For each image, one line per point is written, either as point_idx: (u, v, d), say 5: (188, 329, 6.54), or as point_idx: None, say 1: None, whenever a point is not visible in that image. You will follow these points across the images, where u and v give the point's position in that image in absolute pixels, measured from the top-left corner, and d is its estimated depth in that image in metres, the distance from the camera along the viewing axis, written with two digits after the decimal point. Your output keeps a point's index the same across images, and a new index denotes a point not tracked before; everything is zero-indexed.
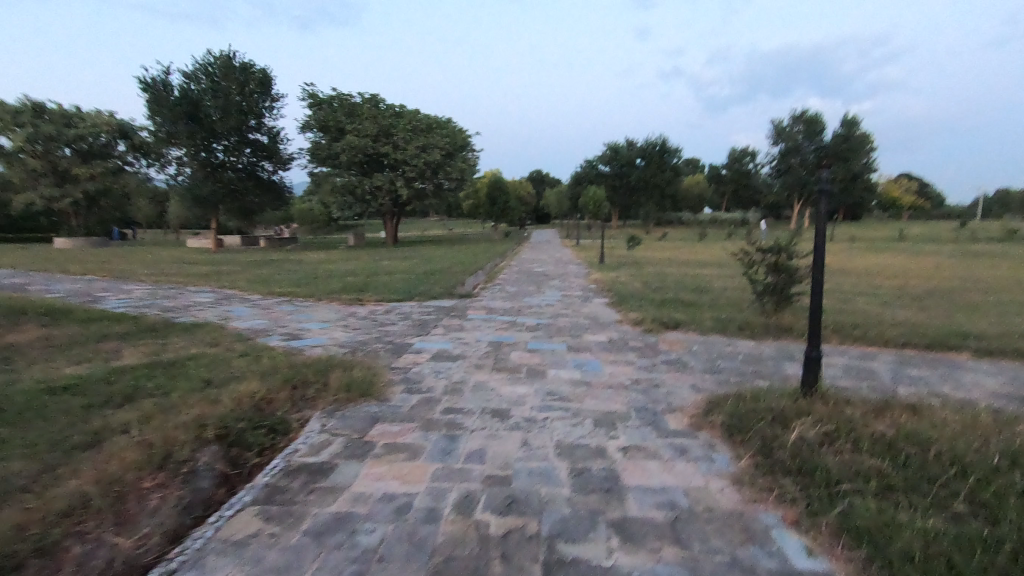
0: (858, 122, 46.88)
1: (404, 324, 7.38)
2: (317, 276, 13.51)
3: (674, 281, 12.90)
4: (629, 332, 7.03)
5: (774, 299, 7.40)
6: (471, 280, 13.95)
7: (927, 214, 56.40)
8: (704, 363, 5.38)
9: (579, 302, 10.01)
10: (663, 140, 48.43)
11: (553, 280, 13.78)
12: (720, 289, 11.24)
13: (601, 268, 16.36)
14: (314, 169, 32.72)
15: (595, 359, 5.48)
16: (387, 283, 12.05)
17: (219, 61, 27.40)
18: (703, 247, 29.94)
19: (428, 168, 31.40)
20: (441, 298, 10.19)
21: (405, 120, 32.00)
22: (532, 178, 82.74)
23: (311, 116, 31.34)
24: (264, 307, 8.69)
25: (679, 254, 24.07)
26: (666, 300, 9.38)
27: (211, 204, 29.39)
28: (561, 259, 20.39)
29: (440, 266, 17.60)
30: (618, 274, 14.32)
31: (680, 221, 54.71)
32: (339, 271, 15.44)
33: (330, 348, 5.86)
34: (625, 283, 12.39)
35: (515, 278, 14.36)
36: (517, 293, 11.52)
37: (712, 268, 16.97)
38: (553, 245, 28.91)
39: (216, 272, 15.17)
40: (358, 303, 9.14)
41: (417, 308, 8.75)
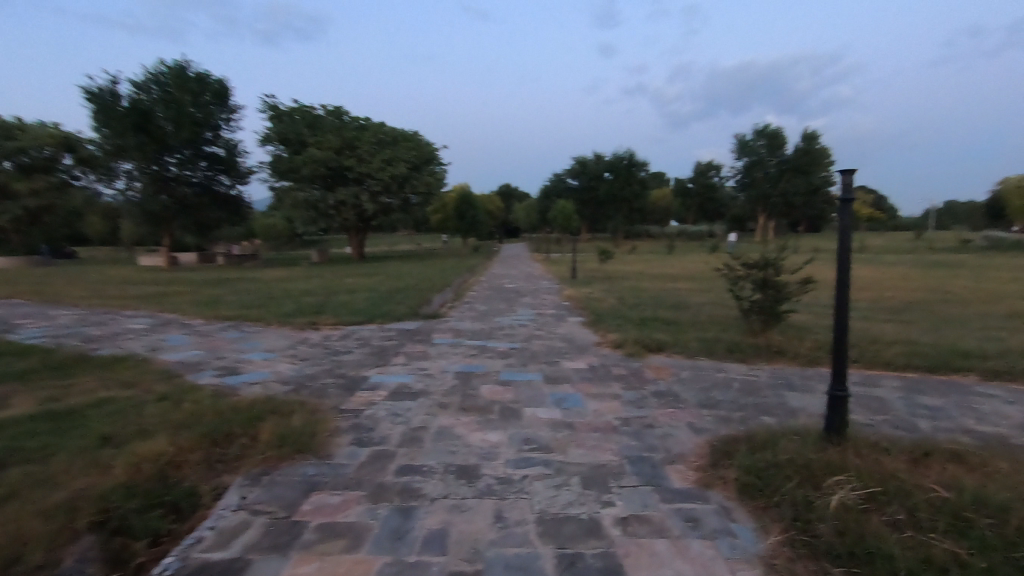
0: (818, 135, 48.19)
1: (361, 352, 6.60)
2: (273, 297, 12.61)
3: (649, 297, 12.45)
4: (610, 357, 6.42)
5: (761, 317, 6.93)
6: (439, 298, 13.22)
7: (883, 225, 58.33)
8: (697, 395, 4.80)
9: (552, 322, 9.40)
10: (630, 153, 48.64)
11: (524, 297, 13.16)
12: (697, 305, 10.81)
13: (574, 283, 15.84)
14: (275, 183, 31.52)
15: (577, 394, 4.82)
16: (347, 304, 11.22)
17: (173, 70, 26.16)
18: (673, 260, 29.96)
19: (394, 182, 30.66)
20: (405, 320, 9.42)
21: (369, 133, 31.20)
22: (501, 192, 82.46)
23: (272, 129, 30.23)
24: (205, 334, 7.78)
25: (651, 268, 23.81)
26: (646, 319, 8.84)
27: (163, 221, 27.87)
28: (532, 275, 19.80)
29: (408, 283, 16.87)
30: (592, 290, 13.85)
31: (648, 234, 55.11)
32: (298, 290, 14.51)
33: (272, 386, 5.06)
34: (599, 300, 11.87)
35: (484, 296, 13.69)
36: (487, 312, 10.84)
37: (686, 283, 16.66)
38: (523, 260, 28.45)
39: (162, 293, 14.06)
40: (312, 327, 8.32)
41: (377, 333, 7.97)
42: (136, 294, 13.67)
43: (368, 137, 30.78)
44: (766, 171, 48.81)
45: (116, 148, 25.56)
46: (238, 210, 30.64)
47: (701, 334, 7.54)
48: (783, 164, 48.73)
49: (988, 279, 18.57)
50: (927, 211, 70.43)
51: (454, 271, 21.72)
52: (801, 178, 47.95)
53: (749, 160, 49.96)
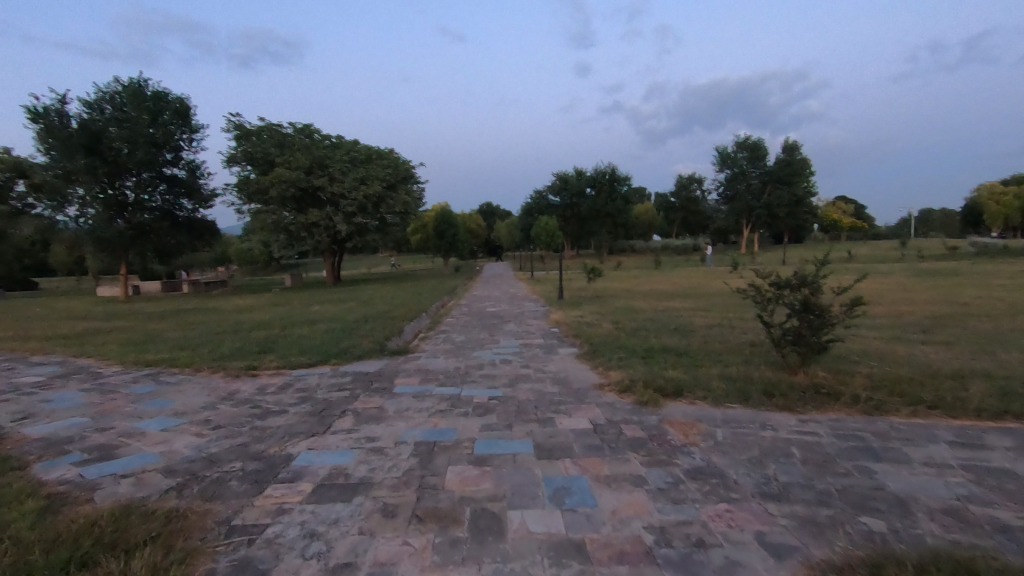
0: (799, 146, 48.07)
1: (299, 412, 5.13)
2: (220, 333, 11.02)
3: (647, 320, 11.13)
4: (617, 409, 5.02)
5: (798, 349, 5.63)
6: (412, 329, 11.75)
7: (865, 234, 58.21)
8: (753, 475, 3.41)
9: (542, 356, 8.00)
10: (612, 168, 47.85)
11: (507, 323, 11.73)
12: (703, 329, 9.52)
13: (561, 305, 14.45)
14: (243, 206, 29.93)
15: (583, 478, 3.41)
16: (301, 340, 9.67)
17: (128, 88, 24.68)
18: (662, 276, 28.90)
19: (369, 202, 29.27)
20: (367, 359, 7.95)
21: (341, 151, 29.80)
22: (482, 211, 81.24)
23: (237, 149, 28.69)
24: (108, 390, 6.20)
25: (641, 285, 22.59)
26: (652, 350, 7.47)
27: (119, 249, 26.03)
28: (516, 296, 18.36)
29: (379, 309, 15.36)
30: (581, 313, 12.51)
31: (632, 249, 54.22)
32: (253, 322, 12.91)
33: (150, 480, 3.56)
34: (591, 326, 10.50)
35: (462, 323, 12.25)
36: (464, 345, 9.38)
37: (682, 302, 15.40)
38: (505, 280, 27.02)
39: (96, 331, 12.35)
40: (249, 374, 6.81)
41: (327, 380, 6.49)
42: (63, 333, 11.96)
43: (339, 155, 29.34)
44: (749, 183, 48.22)
45: (64, 172, 23.80)
46: (203, 236, 28.97)
47: (724, 369, 6.21)
48: (765, 175, 48.47)
49: (994, 287, 17.64)
50: (905, 218, 71.03)
51: (431, 294, 20.26)
52: (783, 189, 47.82)
53: (731, 172, 49.49)
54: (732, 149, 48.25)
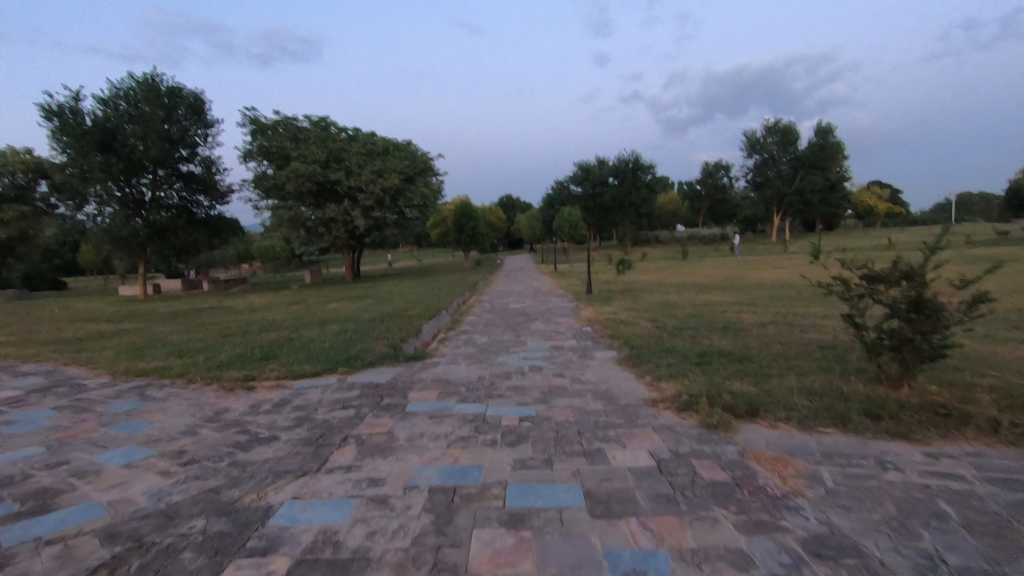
0: (832, 129, 46.11)
1: (291, 440, 4.25)
2: (227, 336, 10.32)
3: (687, 316, 10.11)
4: (681, 436, 4.03)
5: (899, 355, 4.58)
6: (431, 329, 10.86)
7: (901, 220, 55.79)
8: (905, 553, 2.40)
9: (577, 361, 7.01)
10: (635, 156, 46.42)
11: (533, 322, 10.79)
12: (756, 328, 8.42)
13: (590, 301, 13.44)
14: (260, 202, 29.50)
15: (662, 554, 2.44)
16: (309, 343, 8.87)
17: (142, 84, 24.29)
18: (692, 267, 27.71)
19: (386, 195, 28.55)
20: (379, 367, 7.06)
21: (357, 143, 29.06)
22: (502, 204, 80.15)
23: (253, 144, 28.19)
24: (83, 408, 5.41)
25: (672, 277, 21.45)
26: (705, 354, 6.46)
27: (137, 248, 25.74)
28: (540, 291, 17.41)
29: (397, 307, 14.56)
30: (613, 309, 11.52)
31: (656, 240, 52.77)
32: (263, 324, 12.23)
33: (82, 547, 2.70)
34: (628, 324, 9.48)
35: (485, 321, 11.34)
36: (487, 348, 8.45)
37: (721, 295, 14.25)
38: (528, 274, 26.13)
39: (102, 334, 11.77)
40: (244, 388, 5.99)
41: (330, 395, 5.62)
42: (67, 336, 11.39)
43: (356, 148, 28.59)
44: (780, 168, 46.43)
45: (80, 171, 23.48)
46: (220, 233, 28.61)
47: (802, 381, 5.17)
48: (796, 160, 46.56)
49: None
50: (944, 201, 67.99)
51: (452, 290, 19.45)
52: (816, 174, 45.87)
53: (761, 159, 47.68)
54: (762, 134, 46.47)
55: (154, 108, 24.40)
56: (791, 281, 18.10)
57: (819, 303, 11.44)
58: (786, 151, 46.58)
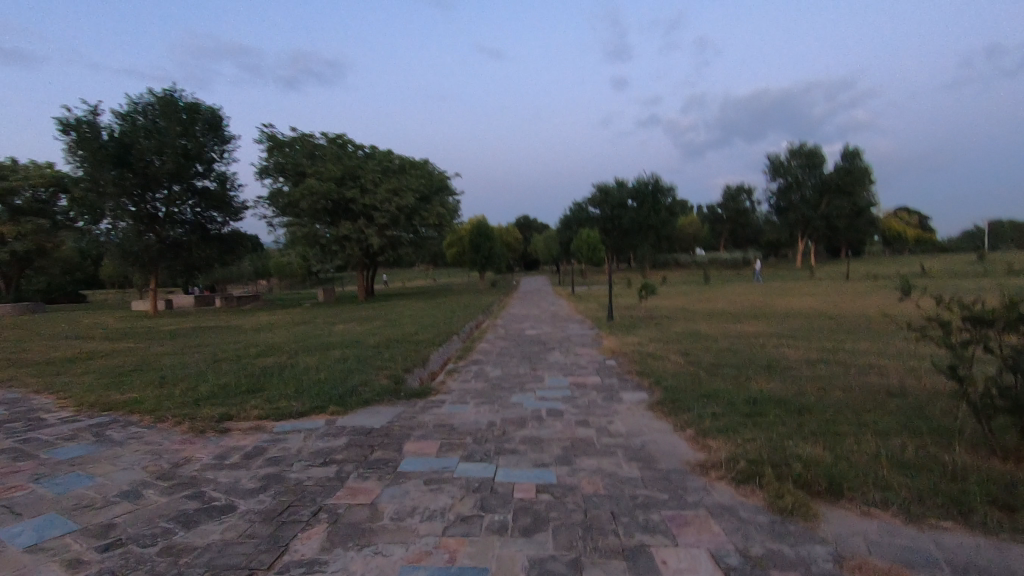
0: (859, 153, 45.08)
1: (250, 512, 3.40)
2: (221, 361, 9.59)
3: (722, 351, 9.12)
4: (748, 526, 3.09)
5: (1019, 420, 3.63)
6: (439, 358, 10.00)
7: (931, 247, 54.03)
8: None
9: (602, 405, 6.08)
10: (655, 178, 45.67)
11: (550, 352, 9.89)
12: (806, 368, 7.42)
13: (612, 329, 12.54)
14: (274, 219, 29.17)
15: None
16: (304, 373, 8.05)
17: (161, 99, 24.27)
18: (715, 292, 26.64)
19: (402, 214, 28.03)
20: (376, 406, 6.20)
21: (373, 161, 28.70)
22: (518, 225, 79.70)
23: (269, 160, 27.98)
24: (24, 453, 4.63)
25: (696, 303, 20.45)
26: (755, 402, 5.49)
27: (148, 264, 25.45)
28: (557, 316, 16.54)
29: (405, 331, 13.78)
30: (638, 339, 10.60)
31: (676, 264, 51.67)
32: (262, 347, 11.48)
33: None
34: (656, 358, 8.51)
35: (498, 350, 10.49)
36: (500, 383, 7.56)
37: (754, 326, 13.21)
38: (544, 297, 25.33)
39: (95, 354, 11.12)
40: (218, 431, 5.19)
41: (312, 444, 4.77)
42: (58, 356, 10.77)
43: (372, 166, 28.23)
44: (805, 192, 45.32)
45: (95, 185, 23.30)
46: (233, 250, 28.30)
47: (888, 445, 4.19)
48: (822, 184, 45.36)
49: None
50: (974, 228, 65.97)
51: (465, 313, 18.67)
52: (843, 199, 44.59)
53: (785, 182, 46.64)
54: (786, 157, 45.54)
55: (172, 123, 24.35)
56: (825, 311, 17.01)
57: (866, 339, 10.38)
58: (812, 174, 45.54)
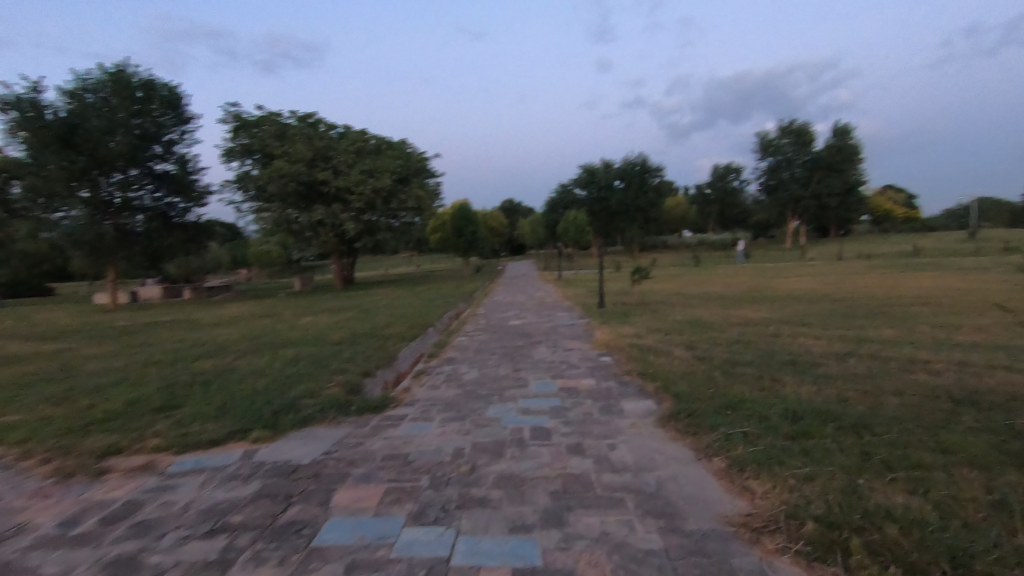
0: (850, 129, 44.18)
1: None
2: (152, 366, 8.21)
3: (734, 343, 7.96)
4: None
5: None
6: (408, 356, 8.72)
7: (919, 226, 53.61)
8: None
9: (598, 420, 4.84)
10: (643, 159, 44.14)
11: (536, 347, 8.63)
12: (837, 365, 6.27)
13: (604, 318, 11.38)
14: (243, 205, 27.50)
15: None
16: (240, 381, 6.73)
17: (112, 75, 22.63)
18: (708, 275, 25.59)
19: (378, 197, 26.48)
20: (315, 426, 4.92)
21: (347, 141, 27.03)
22: (503, 208, 78.00)
23: (235, 141, 26.21)
24: None
25: (691, 287, 19.31)
26: (798, 418, 4.30)
27: (105, 254, 23.70)
28: (544, 304, 15.38)
29: (378, 323, 12.49)
30: (634, 330, 9.44)
31: (664, 246, 50.72)
32: (210, 346, 10.14)
33: None
34: (659, 354, 7.30)
35: (477, 345, 9.24)
36: (476, 389, 6.32)
37: (760, 312, 12.06)
38: (531, 282, 24.15)
39: (17, 357, 9.70)
40: (92, 475, 3.87)
41: (208, 494, 3.48)
42: None
43: (344, 146, 26.55)
44: (794, 171, 44.49)
45: (40, 169, 21.55)
46: (198, 238, 26.68)
47: (1003, 487, 3.02)
48: (813, 162, 44.51)
49: None
50: (961, 206, 65.76)
51: (447, 300, 17.42)
52: (834, 177, 43.80)
53: (775, 161, 45.74)
54: (776, 135, 44.59)
55: (125, 101, 22.68)
56: (830, 294, 15.92)
57: (891, 327, 9.26)
58: (802, 152, 44.65)
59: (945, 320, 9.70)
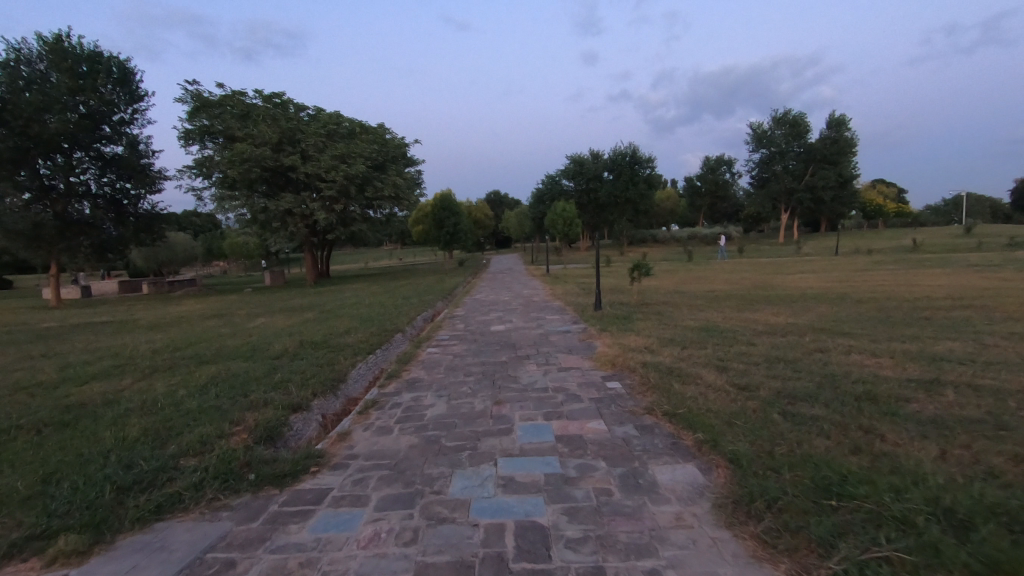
0: (846, 120, 43.03)
1: None
2: (18, 392, 6.24)
3: (777, 362, 6.23)
4: None
5: None
6: (362, 379, 6.94)
7: (911, 221, 52.86)
8: None
9: (623, 510, 3.07)
10: (633, 148, 42.82)
11: (523, 366, 6.79)
12: (936, 404, 4.57)
13: (603, 323, 9.69)
14: (204, 191, 25.32)
15: None
16: (112, 420, 4.86)
17: (49, 46, 20.34)
18: (706, 271, 24.05)
19: (351, 184, 24.45)
20: (171, 524, 3.09)
21: (316, 123, 24.85)
22: (489, 200, 75.77)
23: (193, 122, 23.92)
24: None
25: (692, 284, 17.72)
26: (965, 528, 2.55)
27: (45, 245, 21.37)
28: (532, 303, 13.67)
29: (338, 328, 10.66)
30: (640, 340, 7.76)
31: (654, 240, 49.39)
32: (121, 359, 8.18)
33: None
34: (686, 381, 5.51)
35: (450, 360, 7.47)
36: (441, 435, 4.53)
37: (782, 317, 10.37)
38: (518, 277, 22.47)
39: None
40: None
41: None
42: None
43: (314, 128, 24.40)
44: (788, 163, 43.27)
45: None
46: (153, 228, 24.39)
47: None
48: (807, 154, 43.34)
49: None
50: (950, 200, 65.30)
51: (425, 298, 15.62)
52: (829, 170, 42.61)
53: (768, 152, 44.50)
54: (771, 125, 43.32)
55: (64, 74, 20.39)
56: (847, 294, 14.36)
57: (954, 338, 7.60)
58: (797, 143, 43.40)
59: (1013, 329, 8.12)
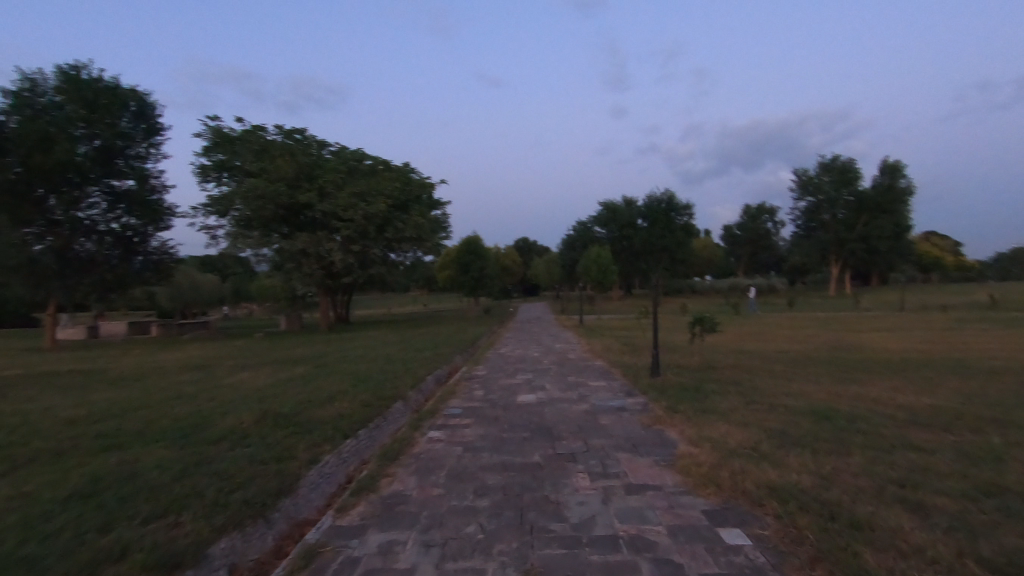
0: (900, 167, 40.33)
1: None
2: None
3: (1012, 499, 3.61)
4: None
5: None
6: (322, 488, 4.58)
7: (973, 276, 48.96)
8: None
9: None
10: (670, 195, 40.66)
11: (567, 479, 4.30)
12: None
13: (667, 398, 7.18)
14: (218, 229, 24.00)
15: None
16: None
17: (66, 77, 19.52)
18: (760, 325, 21.35)
19: (370, 224, 22.87)
20: None
21: (336, 159, 23.48)
22: (517, 246, 74.58)
23: (209, 156, 22.83)
24: None
25: (754, 341, 15.11)
26: None
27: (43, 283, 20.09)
28: (569, 362, 11.27)
29: (324, 391, 8.37)
30: (736, 434, 5.22)
31: (691, 290, 46.73)
32: (13, 435, 5.99)
33: None
34: (883, 547, 2.96)
35: (458, 457, 5.04)
36: None
37: (910, 395, 7.68)
38: (550, 329, 20.14)
39: None
40: None
41: None
42: None
43: (333, 164, 23.08)
44: (839, 212, 40.47)
45: None
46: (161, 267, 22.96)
47: None
48: (858, 203, 40.45)
49: None
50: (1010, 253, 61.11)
51: (442, 351, 13.44)
52: (884, 219, 39.82)
53: (815, 201, 41.69)
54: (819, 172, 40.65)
55: (75, 106, 19.43)
56: (959, 360, 11.56)
57: None
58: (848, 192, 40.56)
59: None
